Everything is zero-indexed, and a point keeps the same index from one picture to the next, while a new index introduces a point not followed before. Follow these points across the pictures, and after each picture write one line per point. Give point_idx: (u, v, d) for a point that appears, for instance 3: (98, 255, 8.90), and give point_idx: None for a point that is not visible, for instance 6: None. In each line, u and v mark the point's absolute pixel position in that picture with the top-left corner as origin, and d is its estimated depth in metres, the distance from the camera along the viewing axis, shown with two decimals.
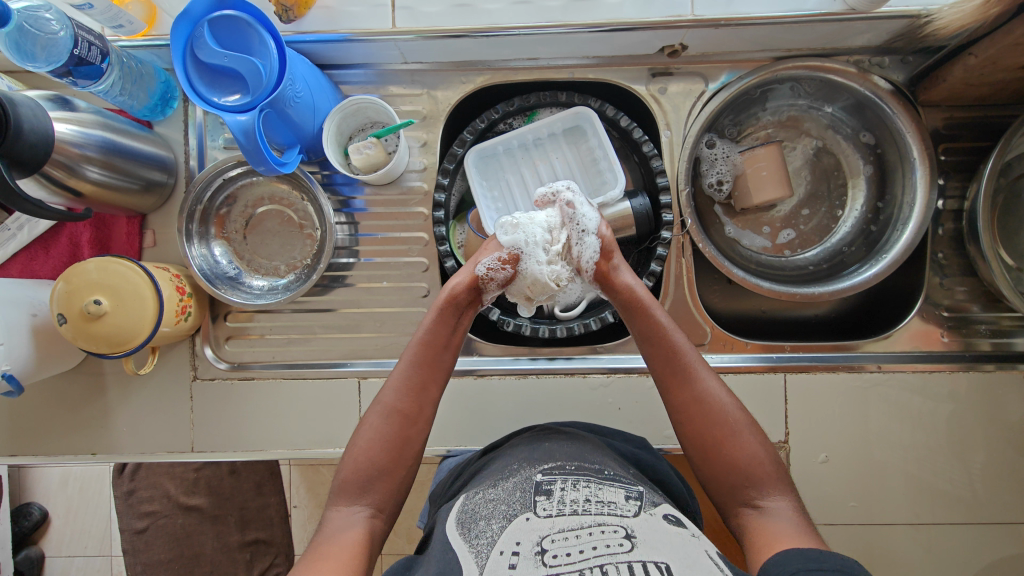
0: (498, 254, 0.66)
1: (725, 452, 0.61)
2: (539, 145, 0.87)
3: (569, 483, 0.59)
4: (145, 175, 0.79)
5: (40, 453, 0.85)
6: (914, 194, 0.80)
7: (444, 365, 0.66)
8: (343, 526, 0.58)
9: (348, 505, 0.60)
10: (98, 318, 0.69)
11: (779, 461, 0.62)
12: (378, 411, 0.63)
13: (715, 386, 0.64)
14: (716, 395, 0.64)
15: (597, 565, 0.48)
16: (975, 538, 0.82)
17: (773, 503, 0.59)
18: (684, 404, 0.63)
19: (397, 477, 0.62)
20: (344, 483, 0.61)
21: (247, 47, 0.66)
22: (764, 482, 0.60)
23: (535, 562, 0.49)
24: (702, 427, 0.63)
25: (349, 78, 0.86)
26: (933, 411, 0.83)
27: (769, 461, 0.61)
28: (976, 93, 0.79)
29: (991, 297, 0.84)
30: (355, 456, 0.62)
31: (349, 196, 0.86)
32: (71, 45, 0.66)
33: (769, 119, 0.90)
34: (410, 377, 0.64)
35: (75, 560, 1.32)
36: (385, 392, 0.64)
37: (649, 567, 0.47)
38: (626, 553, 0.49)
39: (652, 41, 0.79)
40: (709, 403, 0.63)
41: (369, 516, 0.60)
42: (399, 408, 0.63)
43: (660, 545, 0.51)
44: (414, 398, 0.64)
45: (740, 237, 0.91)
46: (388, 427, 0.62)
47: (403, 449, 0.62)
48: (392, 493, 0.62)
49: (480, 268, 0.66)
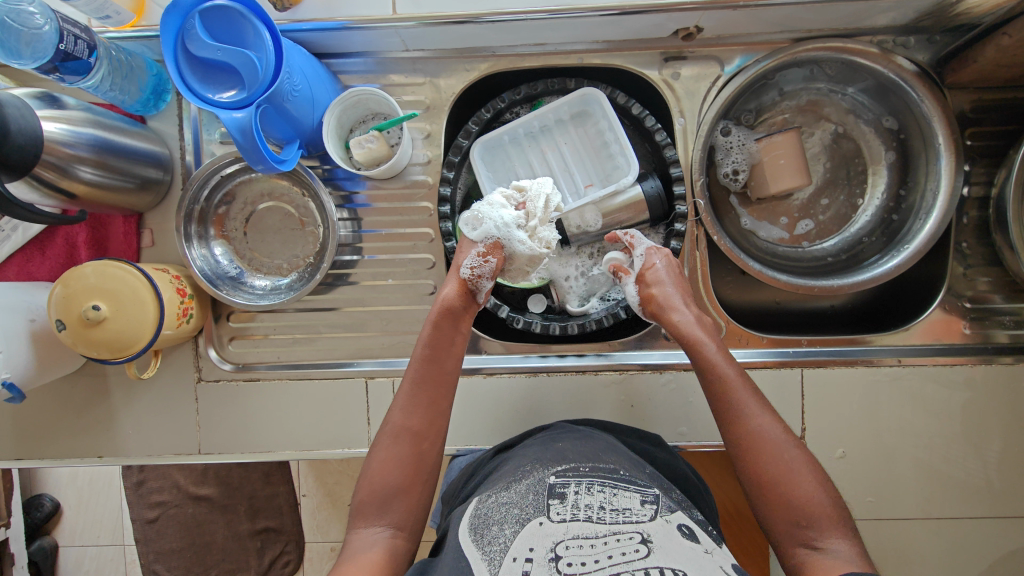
0: (475, 250, 0.70)
1: (780, 488, 0.58)
2: (546, 132, 0.84)
3: (583, 486, 0.56)
4: (140, 173, 0.76)
5: (46, 456, 0.84)
6: (939, 182, 0.77)
7: (450, 377, 0.67)
8: (365, 547, 0.57)
9: (368, 526, 0.59)
10: (97, 324, 0.67)
11: (841, 504, 0.57)
12: (389, 432, 0.63)
13: (767, 422, 0.61)
14: (770, 432, 0.61)
15: (614, 574, 0.46)
16: (992, 532, 0.81)
17: (832, 545, 0.55)
18: (738, 439, 0.62)
19: (416, 494, 0.61)
20: (362, 504, 0.60)
21: (241, 39, 0.63)
22: (824, 522, 0.56)
23: (549, 569, 0.47)
24: (755, 462, 0.60)
25: (348, 67, 0.83)
26: (952, 405, 0.81)
27: (830, 502, 0.57)
28: (1006, 74, 0.76)
29: (1015, 287, 0.81)
30: (371, 478, 0.61)
31: (351, 191, 0.83)
32: (57, 39, 0.63)
33: (787, 104, 0.87)
34: (415, 394, 0.64)
35: (87, 550, 1.31)
36: (393, 412, 0.64)
37: (666, 574, 0.46)
38: (643, 559, 0.47)
39: (665, 24, 0.75)
40: (763, 439, 0.60)
41: (390, 536, 0.58)
42: (410, 426, 0.63)
43: (677, 552, 0.49)
44: (423, 413, 0.64)
45: (756, 227, 0.89)
46: (399, 446, 0.62)
47: (419, 466, 0.62)
48: (413, 511, 0.60)
49: (464, 271, 0.70)
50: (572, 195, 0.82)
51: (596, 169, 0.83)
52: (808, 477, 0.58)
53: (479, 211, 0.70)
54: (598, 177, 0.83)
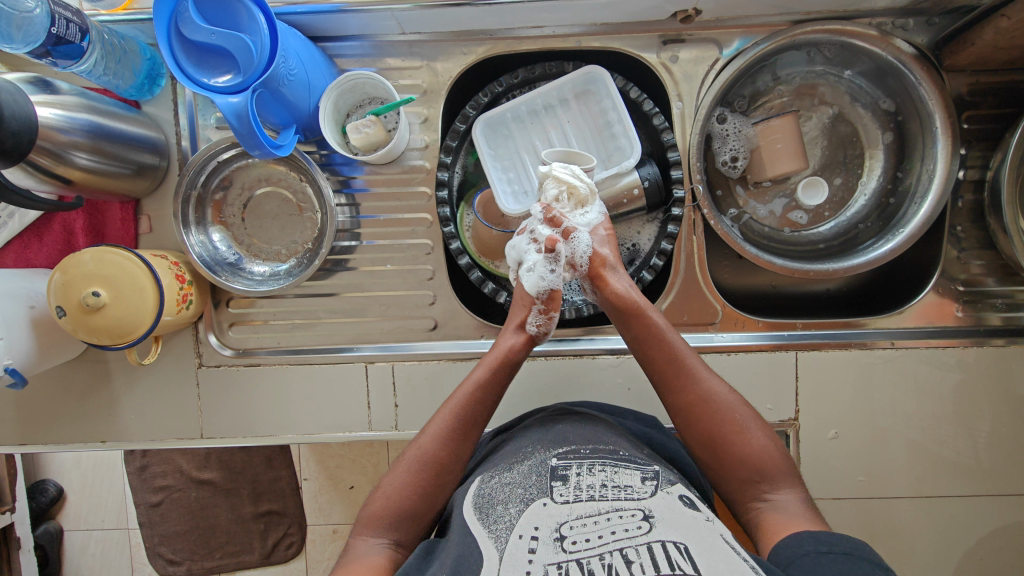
0: (536, 309, 0.70)
1: (736, 444, 0.62)
2: (550, 109, 0.83)
3: (585, 467, 0.57)
4: (137, 159, 0.76)
5: (52, 440, 0.85)
6: (935, 165, 0.77)
7: (487, 418, 0.67)
8: (364, 556, 0.58)
9: (373, 535, 0.60)
10: (98, 310, 0.68)
11: (784, 451, 0.63)
12: (416, 455, 0.63)
13: (715, 384, 0.65)
14: (720, 391, 0.65)
15: (616, 549, 0.48)
16: (979, 509, 0.83)
17: (781, 495, 0.60)
18: (690, 404, 0.64)
19: (423, 516, 0.62)
20: (371, 515, 0.61)
21: (235, 23, 0.62)
22: (774, 474, 0.61)
23: (554, 547, 0.49)
24: (711, 424, 0.63)
25: (344, 51, 0.82)
26: (943, 384, 0.82)
27: (778, 451, 0.62)
28: (1005, 56, 0.75)
29: (1008, 270, 0.82)
30: (386, 493, 0.62)
31: (349, 176, 0.83)
32: (48, 23, 0.62)
33: (784, 88, 0.86)
34: (456, 430, 0.64)
35: (92, 534, 1.33)
36: (427, 438, 0.64)
37: (669, 549, 0.47)
38: (645, 535, 0.49)
39: (664, 6, 0.75)
40: (715, 399, 0.64)
41: (392, 550, 0.59)
42: (438, 455, 0.63)
43: (680, 525, 0.50)
44: (454, 448, 0.64)
45: (814, 200, 0.86)
46: (423, 472, 0.62)
47: (434, 494, 0.62)
48: (416, 530, 0.61)
49: (530, 327, 0.70)
50: None
51: (598, 148, 0.83)
52: (756, 430, 0.63)
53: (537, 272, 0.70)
54: (599, 158, 0.83)
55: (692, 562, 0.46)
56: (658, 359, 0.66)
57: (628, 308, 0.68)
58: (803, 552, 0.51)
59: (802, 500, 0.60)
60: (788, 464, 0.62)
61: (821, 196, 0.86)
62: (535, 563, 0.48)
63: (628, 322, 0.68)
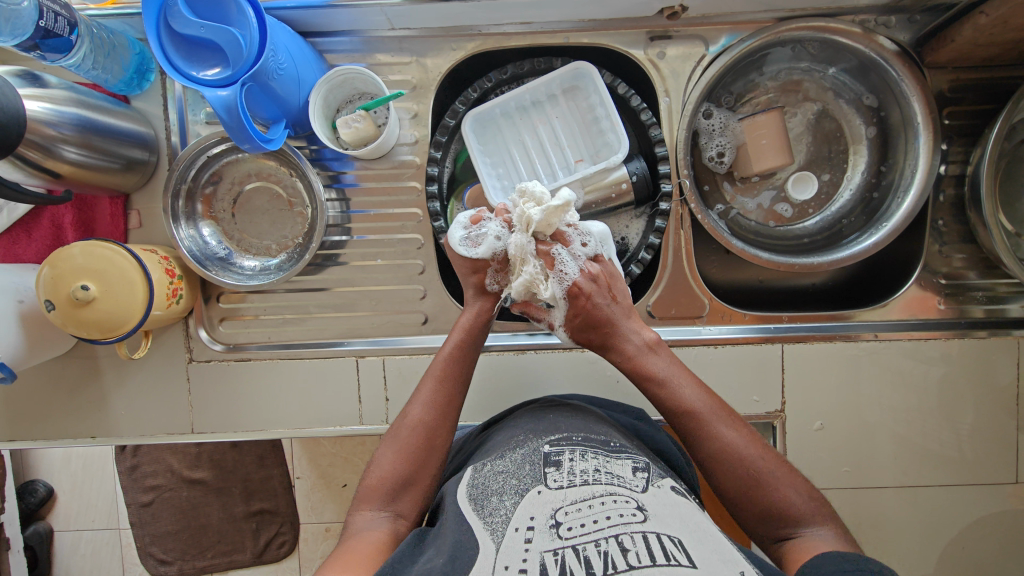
0: (492, 268, 0.70)
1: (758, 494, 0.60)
2: (538, 106, 0.84)
3: (577, 454, 0.58)
4: (126, 153, 0.76)
5: (41, 436, 0.85)
6: (917, 160, 0.78)
7: (466, 381, 0.70)
8: (363, 530, 0.59)
9: (373, 510, 0.61)
10: (87, 304, 0.68)
11: (815, 496, 0.61)
12: (407, 425, 0.66)
13: (731, 434, 0.63)
14: (737, 444, 0.62)
15: (612, 536, 0.48)
16: (961, 498, 0.85)
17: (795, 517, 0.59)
18: (706, 459, 0.64)
19: (421, 486, 0.63)
20: (370, 489, 0.62)
21: (224, 16, 0.63)
22: (802, 516, 0.59)
23: (551, 535, 0.50)
24: (729, 477, 0.62)
25: (334, 46, 0.82)
26: (927, 375, 0.83)
27: (806, 500, 0.60)
28: (984, 53, 0.77)
29: (988, 263, 0.84)
30: (378, 467, 0.63)
31: (339, 171, 0.83)
32: (37, 16, 0.62)
33: (769, 84, 0.87)
34: (435, 390, 0.67)
35: (83, 534, 1.32)
36: (413, 408, 0.67)
37: (663, 541, 0.48)
38: (640, 523, 0.50)
39: (651, 3, 0.75)
40: (731, 451, 0.62)
41: (392, 521, 0.60)
42: (424, 419, 0.66)
43: (672, 518, 0.51)
44: (440, 408, 0.66)
45: (802, 195, 0.87)
46: (411, 440, 0.64)
47: (429, 459, 0.64)
48: (417, 498, 0.62)
49: (490, 284, 0.70)
50: (563, 169, 0.83)
51: (586, 143, 0.84)
52: (783, 483, 0.60)
53: (490, 232, 0.68)
54: (588, 152, 0.83)
55: (686, 553, 0.47)
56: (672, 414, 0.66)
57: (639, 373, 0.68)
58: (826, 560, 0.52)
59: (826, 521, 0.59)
60: (819, 505, 0.60)
61: (811, 190, 0.87)
62: (532, 552, 0.48)
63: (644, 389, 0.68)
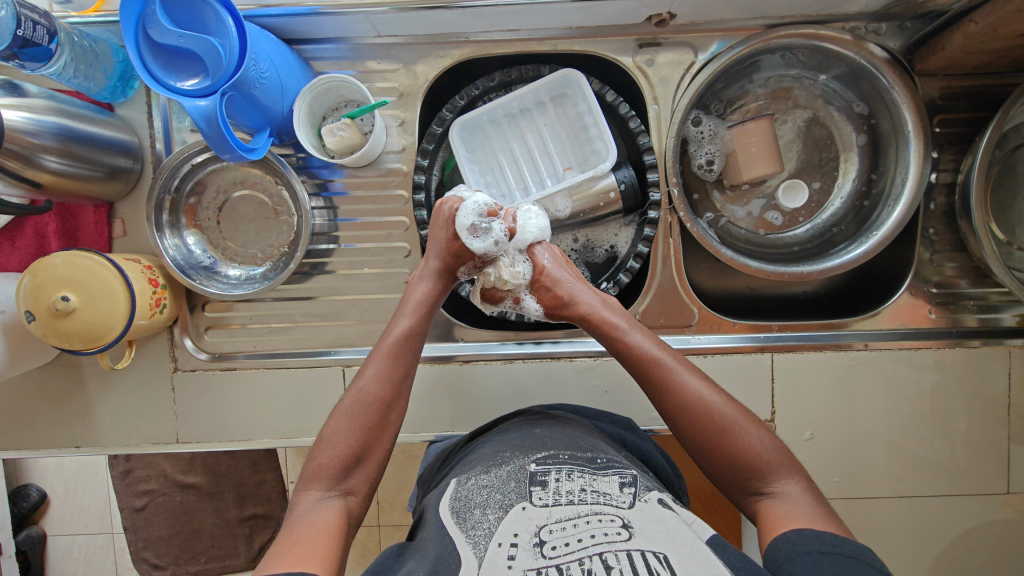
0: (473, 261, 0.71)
1: (727, 443, 0.61)
2: (526, 113, 0.83)
3: (563, 473, 0.58)
4: (110, 161, 0.75)
5: (25, 446, 0.84)
6: (907, 169, 0.78)
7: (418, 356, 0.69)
8: (312, 510, 0.57)
9: (322, 489, 0.59)
10: (67, 314, 0.67)
11: (782, 447, 0.62)
12: (358, 399, 0.63)
13: (697, 384, 0.63)
14: (702, 393, 0.63)
15: (597, 554, 0.48)
16: (952, 508, 0.84)
17: (780, 488, 0.59)
18: (673, 412, 0.63)
19: (372, 462, 0.63)
20: (319, 469, 0.60)
21: (203, 25, 0.62)
22: (770, 468, 0.60)
23: (534, 553, 0.49)
24: (696, 427, 0.62)
25: (321, 53, 0.82)
26: (918, 384, 0.83)
27: (772, 446, 0.61)
28: (976, 61, 0.76)
29: (980, 272, 0.83)
30: (330, 445, 0.61)
31: (327, 179, 0.83)
32: (14, 26, 0.62)
33: (759, 91, 0.87)
34: (391, 365, 0.66)
35: (76, 538, 1.32)
36: (366, 382, 0.64)
37: (649, 557, 0.47)
38: (625, 541, 0.49)
39: (640, 10, 0.75)
40: (697, 402, 0.62)
41: (342, 499, 0.59)
42: (379, 395, 0.64)
43: (659, 533, 0.51)
44: (393, 383, 0.65)
45: (794, 204, 0.87)
46: (367, 416, 0.63)
47: (379, 435, 0.63)
48: (368, 476, 0.62)
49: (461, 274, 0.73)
50: (551, 178, 0.83)
51: (574, 151, 0.83)
52: (749, 431, 0.61)
53: (495, 234, 0.68)
54: (576, 160, 0.83)
55: (671, 568, 0.46)
56: (636, 365, 0.66)
57: (603, 327, 0.68)
58: (804, 551, 0.51)
59: (804, 485, 0.59)
60: (789, 458, 0.61)
61: (801, 198, 0.87)
62: (515, 568, 0.47)
63: (608, 344, 0.68)
